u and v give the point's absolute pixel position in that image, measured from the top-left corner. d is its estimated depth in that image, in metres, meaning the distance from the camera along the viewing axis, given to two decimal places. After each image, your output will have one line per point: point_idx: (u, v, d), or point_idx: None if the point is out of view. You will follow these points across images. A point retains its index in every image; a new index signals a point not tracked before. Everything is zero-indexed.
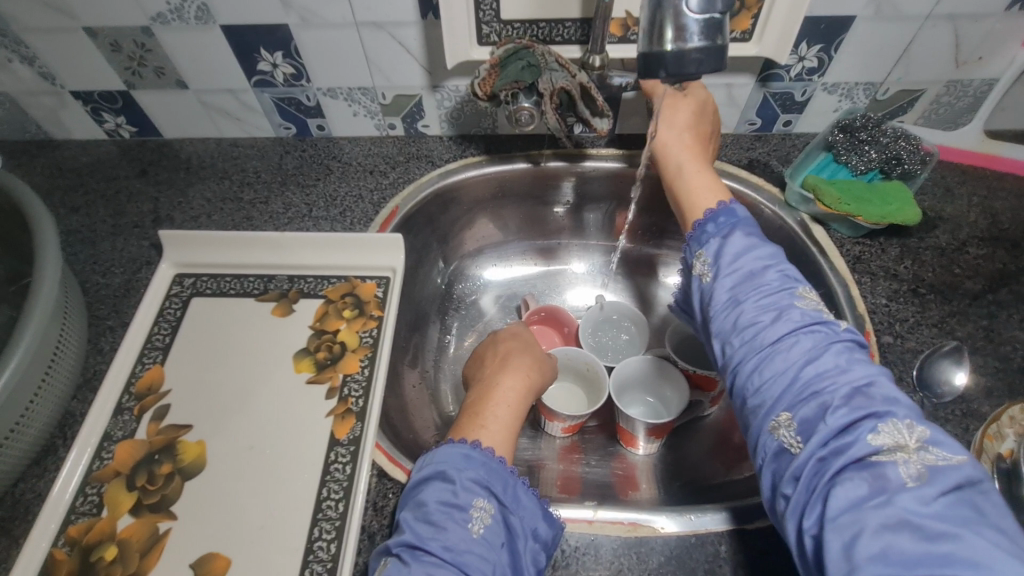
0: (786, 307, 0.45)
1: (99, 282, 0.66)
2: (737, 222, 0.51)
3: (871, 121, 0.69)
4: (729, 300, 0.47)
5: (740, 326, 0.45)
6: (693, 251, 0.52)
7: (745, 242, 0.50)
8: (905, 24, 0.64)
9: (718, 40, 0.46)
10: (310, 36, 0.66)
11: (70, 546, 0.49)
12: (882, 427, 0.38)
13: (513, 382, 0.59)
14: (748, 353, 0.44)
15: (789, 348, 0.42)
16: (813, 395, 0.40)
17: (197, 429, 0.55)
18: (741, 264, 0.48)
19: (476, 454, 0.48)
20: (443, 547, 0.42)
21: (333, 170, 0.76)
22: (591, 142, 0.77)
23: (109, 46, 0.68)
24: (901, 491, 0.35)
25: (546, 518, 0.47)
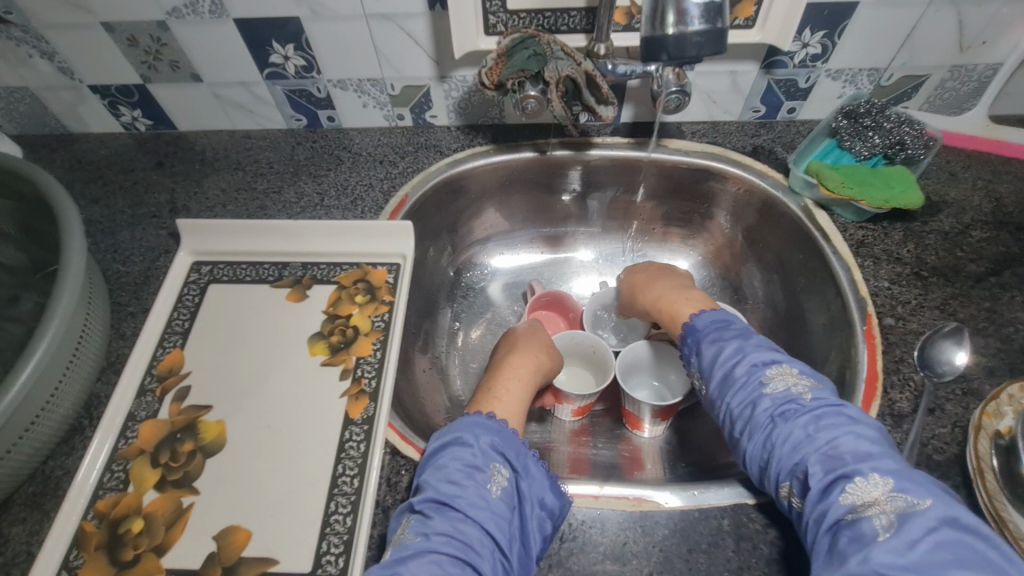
0: (756, 395, 0.50)
1: (120, 270, 0.69)
2: (699, 334, 0.58)
3: (875, 106, 0.69)
4: (717, 401, 0.53)
5: (733, 425, 0.51)
6: (686, 370, 0.59)
7: (710, 344, 0.56)
8: (909, 9, 0.64)
9: (718, 24, 0.48)
10: (321, 29, 0.67)
11: (99, 519, 0.51)
12: (852, 488, 0.41)
13: (523, 362, 0.61)
14: (744, 444, 0.50)
15: (767, 433, 0.48)
16: (794, 469, 0.45)
17: (217, 409, 0.58)
18: (714, 365, 0.54)
19: (492, 423, 0.52)
20: (467, 503, 0.45)
21: (344, 160, 0.77)
22: (597, 131, 0.78)
23: (126, 41, 0.70)
24: (876, 545, 0.37)
25: (554, 489, 0.49)
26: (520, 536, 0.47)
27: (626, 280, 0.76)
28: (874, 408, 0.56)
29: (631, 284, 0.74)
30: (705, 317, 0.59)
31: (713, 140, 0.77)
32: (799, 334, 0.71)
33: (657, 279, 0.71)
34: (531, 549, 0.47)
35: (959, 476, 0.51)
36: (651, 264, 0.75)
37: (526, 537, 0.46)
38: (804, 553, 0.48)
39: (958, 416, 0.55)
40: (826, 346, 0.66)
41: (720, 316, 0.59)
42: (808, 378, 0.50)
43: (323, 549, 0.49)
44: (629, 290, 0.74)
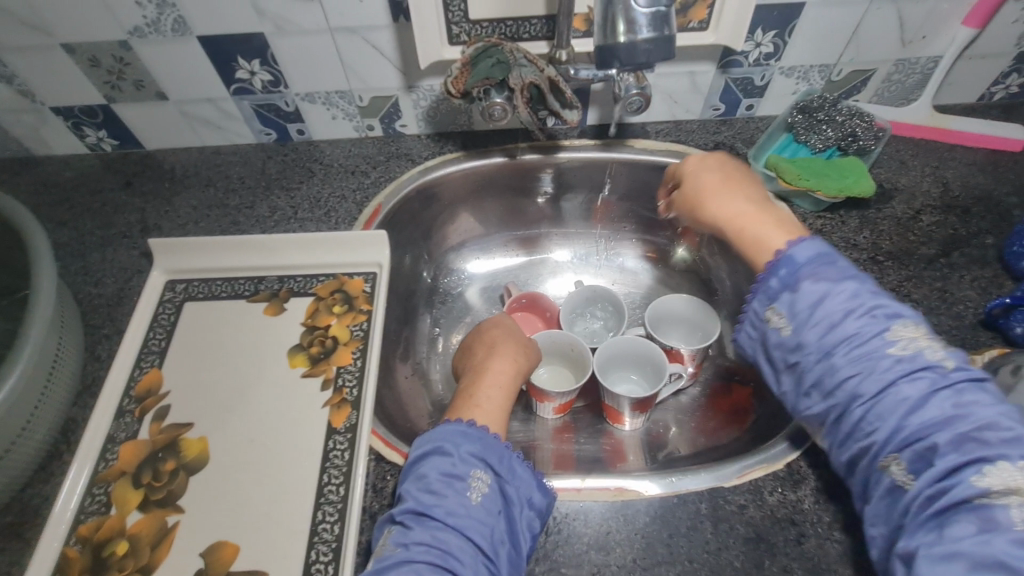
0: (878, 352, 0.45)
1: (92, 292, 0.68)
2: (799, 269, 0.50)
3: (827, 101, 0.72)
4: (817, 350, 0.47)
5: (832, 377, 0.46)
6: (762, 303, 0.51)
7: (818, 285, 0.48)
8: (852, 8, 0.68)
9: (665, 31, 0.50)
10: (286, 43, 0.68)
11: (82, 544, 0.51)
12: (993, 474, 0.38)
13: (503, 365, 0.62)
14: (847, 400, 0.45)
15: (888, 396, 0.43)
16: (917, 439, 0.41)
17: (199, 426, 0.58)
18: (822, 311, 0.47)
19: (471, 429, 0.52)
20: (445, 512, 0.47)
21: (316, 173, 0.78)
22: (564, 134, 0.80)
23: (87, 61, 0.69)
24: (1007, 535, 0.35)
25: (540, 488, 0.51)
26: (509, 537, 0.48)
27: (692, 175, 0.61)
28: None
29: (695, 186, 0.61)
30: (807, 248, 0.50)
31: (676, 138, 0.80)
32: None
33: (728, 189, 0.58)
34: (515, 549, 0.48)
35: None
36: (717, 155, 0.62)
37: (514, 538, 0.48)
38: (777, 530, 0.50)
39: None
40: None
41: (825, 250, 0.51)
42: (935, 341, 0.45)
43: (312, 559, 0.50)
44: (694, 193, 0.60)
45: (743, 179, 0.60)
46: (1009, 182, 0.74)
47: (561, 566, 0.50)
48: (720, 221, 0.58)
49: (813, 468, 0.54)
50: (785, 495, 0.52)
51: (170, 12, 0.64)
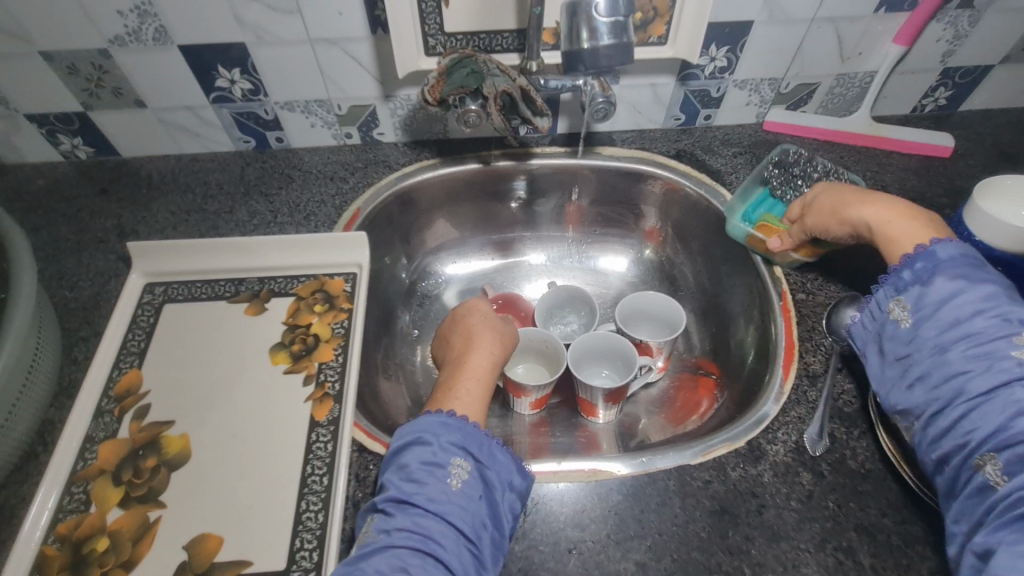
0: (999, 352, 0.46)
1: (68, 296, 0.68)
2: (937, 265, 0.52)
3: (803, 156, 0.76)
4: (933, 345, 0.49)
5: (944, 370, 0.48)
6: (888, 294, 0.54)
7: (952, 281, 0.51)
8: (795, 27, 0.74)
9: (624, 38, 0.54)
10: (266, 53, 0.70)
11: (61, 542, 0.51)
12: None
13: (481, 359, 0.64)
14: (952, 395, 0.47)
15: (998, 395, 0.45)
16: (1018, 441, 0.43)
17: (180, 424, 0.58)
18: (950, 306, 0.50)
19: (451, 419, 0.54)
20: (426, 499, 0.49)
21: (294, 179, 0.80)
22: (536, 142, 0.84)
23: (66, 69, 0.70)
24: None
25: (520, 471, 0.53)
26: (492, 520, 0.50)
27: (830, 187, 0.65)
28: (792, 371, 0.62)
29: (835, 193, 0.64)
30: (952, 248, 0.53)
31: (641, 146, 0.85)
32: (727, 315, 0.78)
33: (868, 194, 0.62)
34: (498, 532, 0.50)
35: (866, 423, 0.58)
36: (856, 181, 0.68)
37: (497, 521, 0.50)
38: (739, 502, 0.54)
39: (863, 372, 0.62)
40: (750, 322, 0.73)
41: (970, 254, 0.53)
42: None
43: (297, 547, 0.51)
44: (833, 193, 0.64)
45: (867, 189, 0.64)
46: (940, 184, 0.80)
47: (539, 543, 0.52)
48: (865, 219, 0.60)
49: (771, 445, 0.57)
50: (746, 470, 0.56)
51: (152, 22, 0.66)
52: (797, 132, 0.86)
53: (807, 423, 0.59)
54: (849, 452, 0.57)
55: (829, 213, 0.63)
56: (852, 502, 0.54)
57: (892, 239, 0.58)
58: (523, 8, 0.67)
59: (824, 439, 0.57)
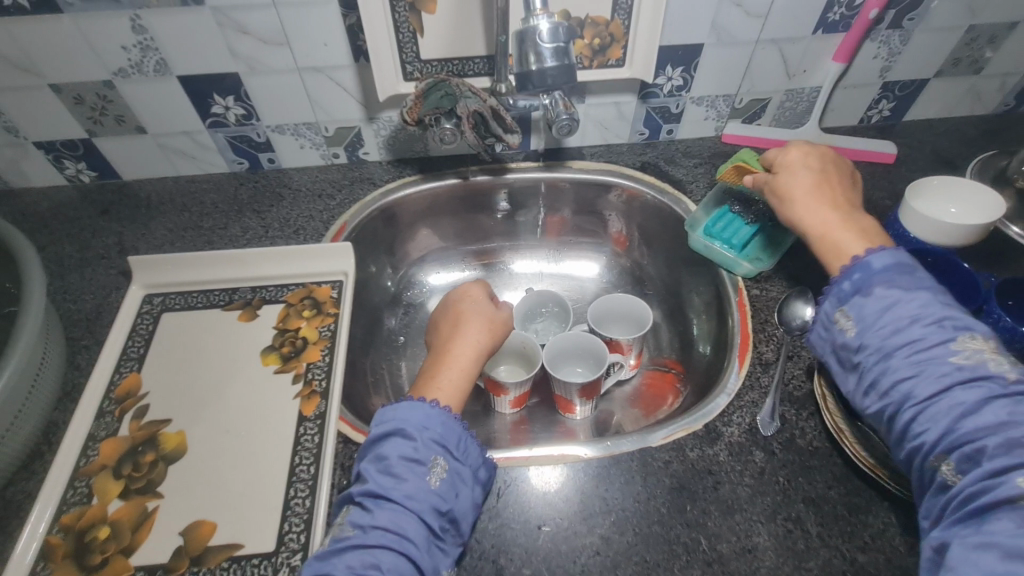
0: (939, 358, 0.43)
1: (71, 308, 0.73)
2: (872, 275, 0.49)
3: None
4: (877, 353, 0.46)
5: (891, 377, 0.45)
6: (831, 305, 0.51)
7: (889, 290, 0.48)
8: (742, 48, 0.81)
9: (567, 60, 0.60)
10: (258, 82, 0.77)
11: (64, 532, 0.54)
12: None
13: (464, 351, 0.67)
14: (902, 401, 0.44)
15: (944, 398, 0.42)
16: (966, 443, 0.40)
17: (177, 422, 0.62)
18: (890, 314, 0.47)
19: (435, 412, 0.55)
20: (404, 495, 0.50)
21: (285, 197, 0.85)
22: (511, 158, 0.90)
23: (73, 100, 0.76)
24: None
25: (487, 465, 0.56)
26: (463, 515, 0.52)
27: (792, 171, 0.62)
28: (746, 360, 0.67)
29: (790, 180, 0.62)
30: (885, 256, 0.50)
31: (609, 159, 0.91)
32: (692, 314, 0.83)
33: (818, 189, 0.59)
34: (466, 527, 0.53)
35: (813, 405, 0.63)
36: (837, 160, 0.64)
37: (467, 516, 0.53)
38: (696, 479, 0.58)
39: (811, 359, 0.67)
40: (711, 319, 0.78)
41: (905, 258, 0.50)
42: (1006, 356, 0.43)
43: (285, 529, 0.55)
44: (787, 182, 0.62)
45: (830, 179, 0.61)
46: (885, 188, 0.87)
47: (511, 520, 0.56)
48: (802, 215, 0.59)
49: (727, 427, 0.62)
50: (703, 450, 0.60)
51: (153, 55, 0.72)
52: (754, 143, 0.92)
53: (759, 406, 0.63)
54: (798, 432, 0.61)
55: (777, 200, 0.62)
56: (800, 476, 0.58)
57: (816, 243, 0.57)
58: (492, 36, 0.74)
59: (775, 421, 0.62)
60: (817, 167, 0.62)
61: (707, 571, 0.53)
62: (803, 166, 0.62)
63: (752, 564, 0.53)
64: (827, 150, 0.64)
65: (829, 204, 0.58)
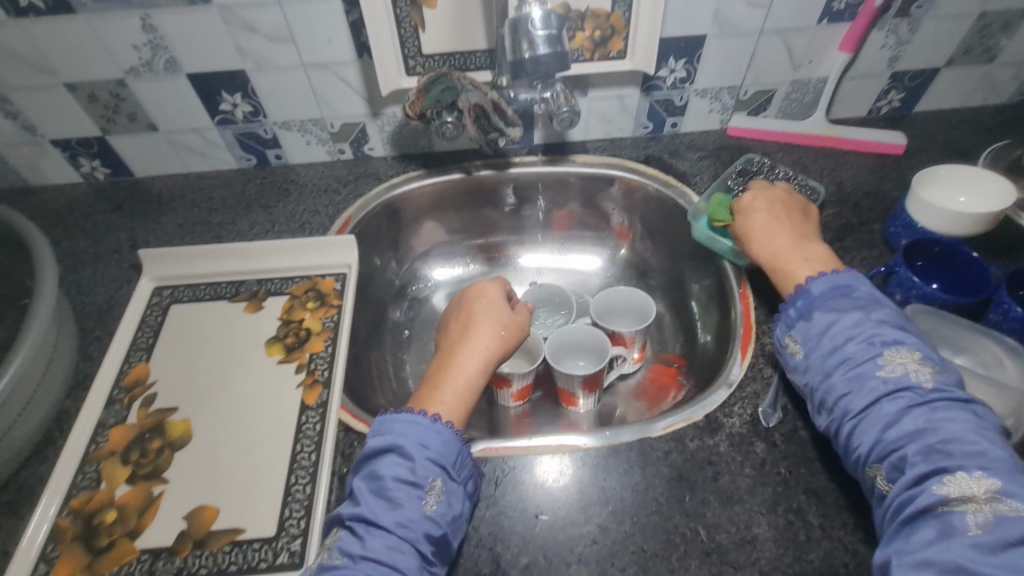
0: (867, 373, 0.49)
1: (84, 301, 0.75)
2: (812, 302, 0.55)
3: (764, 165, 0.84)
4: (817, 372, 0.52)
5: (830, 393, 0.51)
6: (782, 330, 0.57)
7: (827, 315, 0.54)
8: (745, 39, 0.80)
9: (558, 48, 0.59)
10: (264, 79, 0.78)
11: (73, 515, 0.56)
12: (950, 481, 0.41)
13: (470, 359, 0.62)
14: (841, 415, 0.50)
15: (872, 411, 0.47)
16: (893, 452, 0.45)
17: (183, 410, 0.64)
18: (827, 337, 0.53)
19: (437, 429, 0.53)
20: (399, 522, 0.48)
21: (292, 192, 0.87)
22: (515, 152, 0.91)
23: (87, 98, 0.78)
24: (963, 538, 0.38)
25: (476, 478, 0.55)
26: (454, 534, 0.51)
27: (745, 213, 0.69)
28: (749, 351, 0.67)
29: (747, 222, 0.68)
30: (823, 283, 0.56)
31: (612, 153, 0.91)
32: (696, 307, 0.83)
33: (771, 228, 0.66)
34: (456, 543, 0.52)
35: None
36: (784, 193, 0.71)
37: (458, 533, 0.52)
38: (696, 470, 0.58)
39: None
40: (714, 312, 0.78)
41: (841, 282, 0.56)
42: (931, 365, 0.48)
43: (286, 515, 0.56)
44: (745, 225, 0.68)
45: (780, 215, 0.67)
46: (894, 180, 0.85)
47: (507, 508, 0.56)
48: (761, 254, 0.65)
49: (728, 418, 0.62)
50: (703, 441, 0.60)
51: (163, 53, 0.74)
52: (759, 136, 0.92)
53: (761, 397, 0.63)
54: (801, 424, 0.61)
55: (741, 240, 0.68)
56: (802, 468, 0.58)
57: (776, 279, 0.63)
58: (493, 30, 0.75)
59: (778, 412, 0.61)
60: (768, 205, 0.68)
61: (705, 561, 0.52)
62: (755, 205, 0.69)
63: (751, 555, 0.53)
64: (774, 187, 0.71)
65: (782, 240, 0.64)
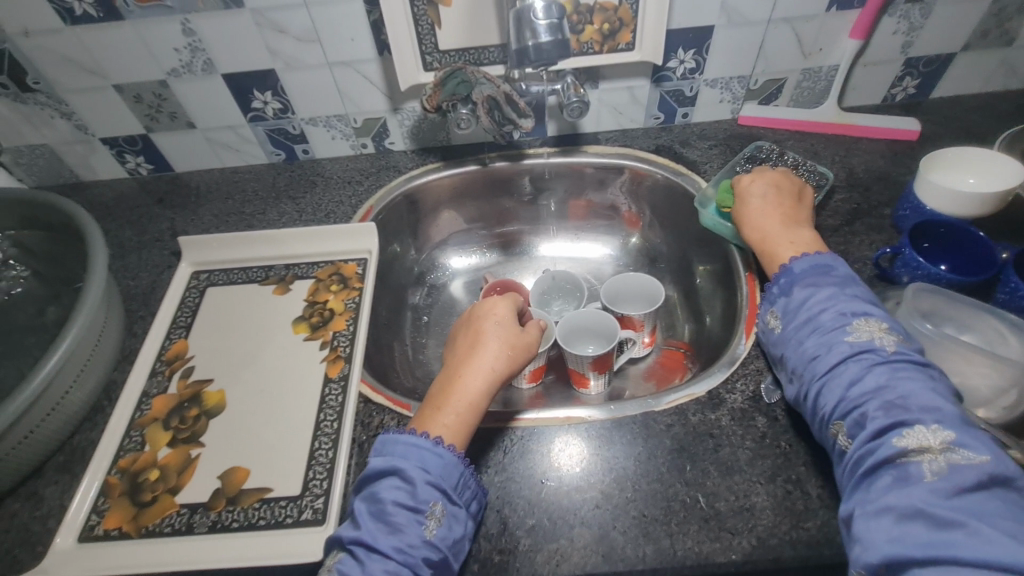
0: (836, 338, 0.53)
1: (130, 284, 0.81)
2: (794, 278, 0.59)
3: (773, 152, 0.86)
4: (793, 341, 0.56)
5: (803, 360, 0.54)
6: (766, 307, 0.61)
7: (806, 289, 0.58)
8: (754, 28, 0.82)
9: (559, 35, 0.63)
10: (293, 77, 0.84)
11: (121, 473, 0.62)
12: (908, 434, 0.44)
13: (475, 379, 0.59)
14: (810, 379, 0.53)
15: (838, 372, 0.51)
16: (855, 409, 0.48)
17: (218, 381, 0.69)
18: (803, 308, 0.57)
19: (438, 452, 0.53)
20: (400, 546, 0.48)
21: (317, 184, 0.92)
22: (529, 144, 0.94)
23: (132, 98, 0.85)
24: (921, 485, 0.42)
25: (478, 499, 0.55)
26: (456, 558, 0.51)
27: (742, 195, 0.71)
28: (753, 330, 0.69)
29: (743, 203, 0.70)
30: (805, 262, 0.60)
31: (623, 143, 0.93)
32: (705, 292, 0.85)
33: (765, 210, 0.68)
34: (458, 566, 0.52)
35: None
36: (785, 177, 0.72)
37: (460, 556, 0.51)
38: (697, 442, 0.60)
39: None
40: (722, 296, 0.79)
41: (822, 262, 0.59)
42: (896, 334, 0.52)
43: (310, 476, 0.60)
44: (740, 206, 0.70)
45: (776, 198, 0.69)
46: (907, 165, 0.85)
47: (515, 474, 0.60)
48: (751, 235, 0.67)
49: (730, 394, 0.63)
50: (705, 415, 0.62)
51: (201, 55, 0.80)
52: (770, 124, 0.93)
53: (764, 374, 0.64)
54: None
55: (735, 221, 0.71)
56: (802, 441, 0.59)
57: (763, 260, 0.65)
58: (505, 26, 0.78)
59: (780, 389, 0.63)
60: (765, 187, 0.70)
61: (703, 527, 0.54)
62: (752, 188, 0.71)
63: (749, 521, 0.54)
64: (776, 171, 0.73)
65: (773, 223, 0.67)
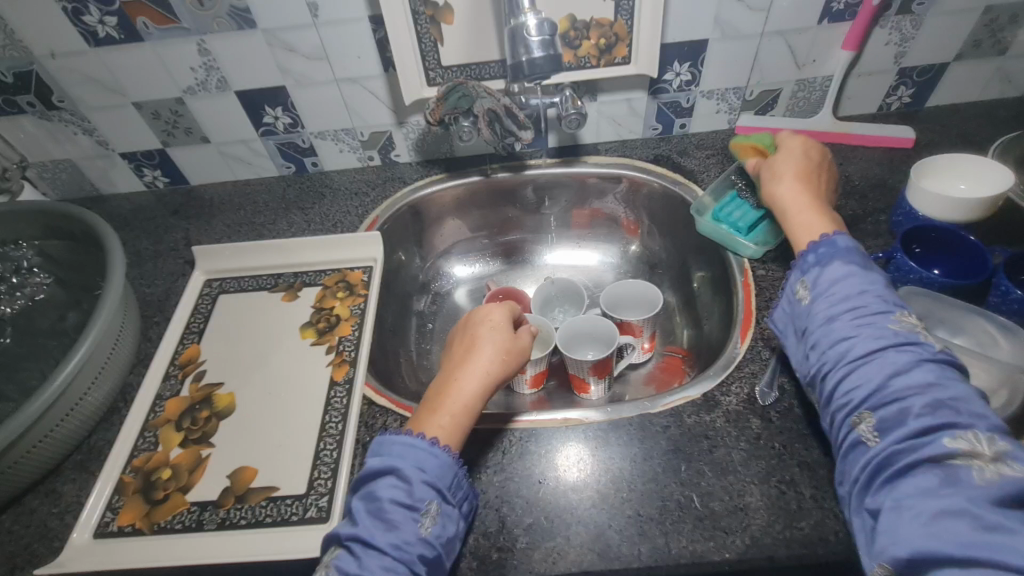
0: (879, 324, 0.49)
1: (146, 291, 0.84)
2: (836, 252, 0.56)
3: None
4: (823, 317, 0.53)
5: (833, 338, 0.51)
6: (796, 276, 0.58)
7: (846, 267, 0.54)
8: (747, 40, 0.84)
9: (552, 50, 0.65)
10: (302, 93, 0.87)
11: (135, 472, 0.64)
12: (959, 435, 0.41)
13: (470, 382, 0.60)
14: (839, 360, 0.50)
15: (877, 359, 0.48)
16: (894, 400, 0.45)
17: (228, 384, 0.72)
18: (841, 285, 0.53)
19: (434, 452, 0.53)
20: (397, 543, 0.48)
21: (326, 196, 0.95)
22: (530, 156, 0.97)
23: (151, 115, 0.89)
24: (971, 489, 0.38)
25: (468, 498, 0.56)
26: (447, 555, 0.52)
27: (785, 158, 0.69)
28: (749, 334, 0.70)
29: (785, 164, 0.68)
30: (849, 239, 0.57)
31: (622, 154, 0.96)
32: (704, 298, 0.86)
33: (804, 178, 0.66)
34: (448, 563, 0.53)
35: None
36: (826, 155, 0.71)
37: (450, 553, 0.53)
38: (692, 443, 0.61)
39: None
40: (720, 301, 0.81)
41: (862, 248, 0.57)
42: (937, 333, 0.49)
43: (315, 475, 0.62)
44: (781, 167, 0.68)
45: (814, 171, 0.68)
46: (902, 172, 0.87)
47: (514, 475, 0.61)
48: (784, 195, 0.65)
49: (725, 396, 0.65)
50: (701, 416, 0.63)
51: (215, 74, 0.84)
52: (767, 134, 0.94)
53: (759, 377, 0.66)
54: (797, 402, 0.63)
55: (768, 180, 0.68)
56: (796, 442, 0.60)
57: (789, 221, 0.63)
58: (504, 42, 0.81)
59: (774, 391, 0.64)
60: (807, 158, 0.69)
61: (697, 526, 0.55)
62: (796, 154, 0.69)
63: (743, 521, 0.55)
64: (818, 147, 0.71)
65: (809, 191, 0.65)
